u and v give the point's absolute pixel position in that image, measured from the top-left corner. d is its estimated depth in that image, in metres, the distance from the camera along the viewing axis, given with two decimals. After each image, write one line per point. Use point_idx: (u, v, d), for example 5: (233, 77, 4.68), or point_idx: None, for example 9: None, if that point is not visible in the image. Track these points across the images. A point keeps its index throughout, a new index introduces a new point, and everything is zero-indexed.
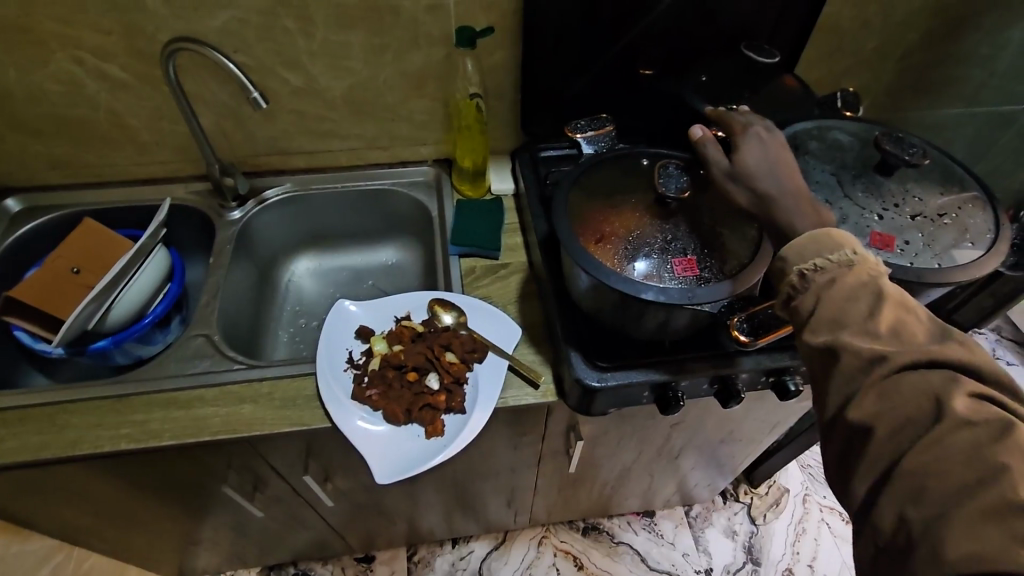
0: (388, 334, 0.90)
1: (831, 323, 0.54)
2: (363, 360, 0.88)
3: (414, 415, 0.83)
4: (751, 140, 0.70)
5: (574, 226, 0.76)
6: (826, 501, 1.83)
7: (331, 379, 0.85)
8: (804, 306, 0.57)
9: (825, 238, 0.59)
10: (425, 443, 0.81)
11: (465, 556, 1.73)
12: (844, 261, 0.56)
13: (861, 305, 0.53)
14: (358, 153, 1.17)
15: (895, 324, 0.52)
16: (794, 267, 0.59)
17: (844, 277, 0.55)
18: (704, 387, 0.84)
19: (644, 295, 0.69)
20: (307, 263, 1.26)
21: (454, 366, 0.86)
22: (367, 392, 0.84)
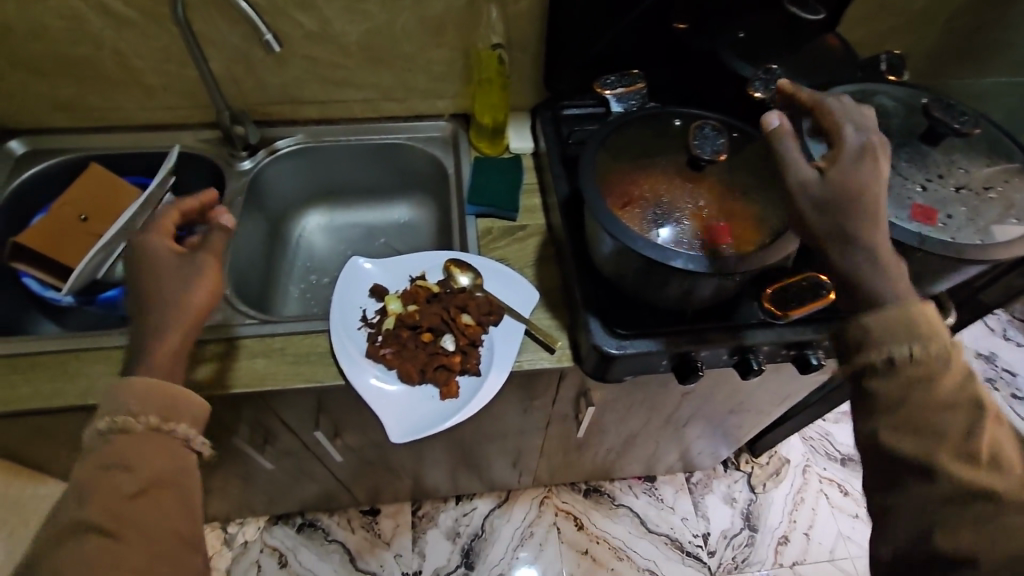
0: (403, 293, 0.88)
1: (928, 434, 0.54)
2: (378, 319, 0.87)
3: (428, 375, 0.82)
4: (847, 164, 0.60)
5: (602, 188, 0.73)
6: (826, 472, 1.85)
7: (345, 338, 0.84)
8: (892, 397, 0.56)
9: (921, 318, 0.56)
10: (440, 404, 0.81)
11: (468, 513, 1.76)
12: (936, 348, 0.55)
13: (958, 415, 0.54)
14: (372, 104, 1.13)
15: (993, 448, 0.53)
16: (885, 346, 0.56)
17: (937, 372, 0.55)
18: (724, 358, 0.83)
19: (673, 263, 0.66)
20: (318, 218, 1.23)
21: (470, 329, 0.84)
22: (382, 350, 0.83)
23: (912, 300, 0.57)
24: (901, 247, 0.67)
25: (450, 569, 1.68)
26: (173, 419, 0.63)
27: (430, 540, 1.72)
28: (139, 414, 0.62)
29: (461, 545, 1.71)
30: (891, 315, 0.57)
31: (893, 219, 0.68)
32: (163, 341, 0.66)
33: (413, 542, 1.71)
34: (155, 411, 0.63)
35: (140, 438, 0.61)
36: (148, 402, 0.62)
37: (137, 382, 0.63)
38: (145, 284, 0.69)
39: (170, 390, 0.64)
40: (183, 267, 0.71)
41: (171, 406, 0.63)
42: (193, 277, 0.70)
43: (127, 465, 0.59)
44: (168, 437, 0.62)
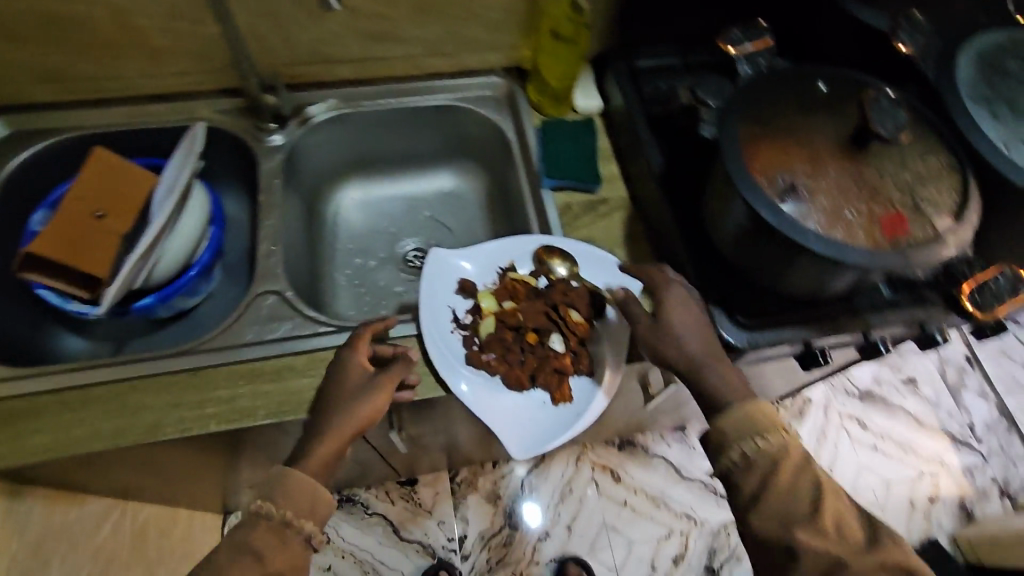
0: (497, 290, 0.81)
1: (782, 516, 0.65)
2: (472, 319, 0.80)
3: (540, 380, 0.77)
4: (651, 325, 0.71)
5: (749, 166, 0.62)
6: (846, 409, 1.66)
7: (440, 343, 0.76)
8: (749, 491, 0.66)
9: (750, 421, 0.67)
10: (555, 410, 0.76)
11: (507, 475, 1.56)
12: (771, 441, 0.66)
13: (803, 495, 0.65)
14: (415, 61, 0.98)
15: (838, 524, 0.64)
16: (740, 448, 0.66)
17: (773, 463, 0.66)
18: (849, 339, 0.77)
19: (848, 258, 0.58)
20: (353, 193, 1.09)
21: (580, 326, 0.78)
22: (484, 356, 0.77)
23: (739, 404, 0.68)
24: None
25: (495, 531, 1.50)
26: (307, 517, 0.65)
27: (473, 506, 1.52)
28: (281, 507, 0.64)
29: (503, 507, 1.53)
30: (728, 420, 0.68)
31: None
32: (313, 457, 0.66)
33: (455, 509, 1.52)
34: (294, 507, 0.64)
35: (274, 528, 0.64)
36: (292, 499, 0.64)
37: (289, 477, 0.65)
38: (327, 397, 0.69)
39: (315, 494, 0.65)
40: (359, 390, 0.69)
41: (308, 505, 0.65)
42: (360, 405, 0.67)
43: (257, 555, 0.62)
44: (296, 536, 0.64)
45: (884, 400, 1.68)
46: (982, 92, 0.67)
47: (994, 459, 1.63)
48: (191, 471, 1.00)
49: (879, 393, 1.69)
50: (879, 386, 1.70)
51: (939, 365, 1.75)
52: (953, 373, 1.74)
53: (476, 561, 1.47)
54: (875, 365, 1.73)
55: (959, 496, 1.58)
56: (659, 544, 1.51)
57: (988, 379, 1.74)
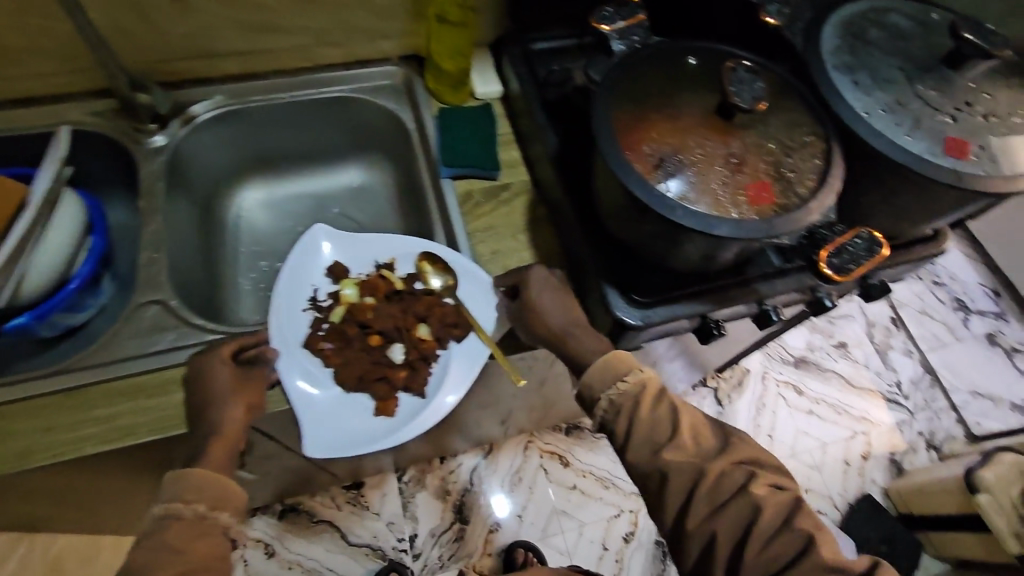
0: (361, 281, 0.84)
1: (648, 444, 0.67)
2: (329, 302, 0.84)
3: (367, 385, 0.79)
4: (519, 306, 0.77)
5: (616, 140, 0.62)
6: (783, 376, 1.72)
7: (283, 321, 0.79)
8: (619, 432, 0.68)
9: (609, 369, 0.70)
10: (372, 420, 0.78)
11: (455, 470, 1.55)
12: (629, 385, 0.69)
13: (662, 420, 0.67)
14: (302, 51, 0.95)
15: (693, 435, 0.67)
16: (604, 397, 0.69)
17: (634, 401, 0.68)
18: (743, 310, 0.78)
19: (714, 231, 0.58)
20: (255, 194, 1.05)
21: (424, 343, 0.81)
22: (322, 344, 0.80)
23: (600, 357, 0.71)
24: (933, 185, 0.63)
25: (445, 528, 1.48)
26: (223, 506, 0.62)
27: (422, 503, 1.50)
28: (190, 501, 0.61)
29: (453, 502, 1.51)
30: (592, 376, 0.70)
31: (927, 157, 0.63)
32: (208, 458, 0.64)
33: (403, 507, 1.49)
34: (207, 499, 0.61)
35: (190, 524, 0.60)
36: (201, 490, 0.61)
37: (191, 475, 0.62)
38: (197, 405, 0.68)
39: (222, 484, 0.63)
40: (226, 384, 0.69)
41: (220, 494, 0.62)
42: (230, 395, 0.68)
43: (175, 549, 0.58)
44: (216, 526, 0.61)
45: (817, 365, 1.75)
46: (845, 61, 0.68)
47: (920, 413, 1.71)
48: (99, 496, 0.94)
49: (812, 359, 1.75)
50: (812, 352, 1.76)
51: (866, 328, 1.82)
52: (879, 334, 1.82)
53: (428, 559, 1.45)
54: (808, 332, 1.79)
55: (890, 451, 1.65)
56: (610, 524, 1.53)
57: (912, 339, 1.82)
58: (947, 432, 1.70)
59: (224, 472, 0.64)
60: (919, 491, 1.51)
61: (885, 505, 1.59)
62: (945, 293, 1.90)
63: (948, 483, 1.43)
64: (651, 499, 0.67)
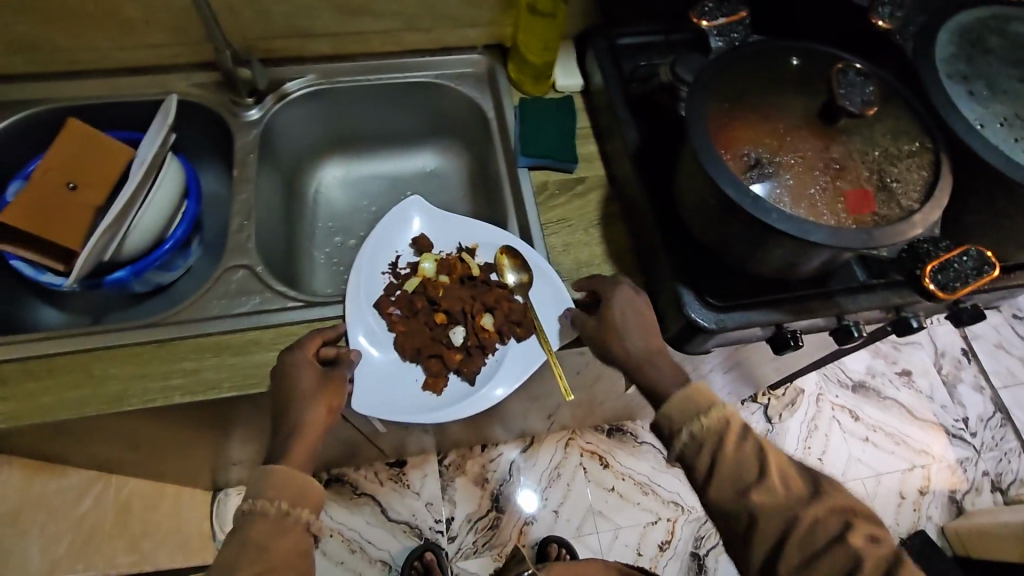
0: (441, 259, 0.88)
1: (733, 484, 0.65)
2: (407, 271, 0.88)
3: (422, 357, 0.82)
4: (599, 322, 0.76)
5: (712, 139, 0.61)
6: (838, 399, 1.65)
7: (363, 279, 0.84)
8: (700, 471, 0.66)
9: (692, 401, 0.68)
10: (419, 393, 0.81)
11: (495, 460, 1.56)
12: (712, 420, 0.67)
13: (749, 460, 0.65)
14: (392, 36, 0.97)
15: (783, 478, 0.64)
16: (687, 429, 0.67)
17: (719, 437, 0.66)
18: (822, 323, 0.76)
19: (812, 238, 0.56)
20: (334, 171, 1.09)
21: (486, 333, 0.83)
22: (392, 308, 0.83)
23: (681, 390, 0.69)
24: None
25: (481, 514, 1.50)
26: (301, 504, 0.65)
27: (460, 487, 1.52)
28: (274, 499, 0.63)
29: (490, 491, 1.53)
30: (671, 410, 0.69)
31: None
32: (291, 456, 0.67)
33: (442, 490, 1.52)
34: (287, 497, 0.64)
35: (274, 521, 0.63)
36: (284, 489, 0.64)
37: (276, 472, 0.64)
38: (280, 399, 0.69)
39: (302, 485, 0.65)
40: (316, 383, 0.70)
41: (300, 493, 0.65)
42: (317, 395, 0.69)
43: (261, 546, 0.61)
44: (296, 523, 0.64)
45: (877, 391, 1.67)
46: (958, 70, 0.65)
47: (987, 452, 1.61)
48: (171, 446, 1.00)
49: (872, 384, 1.67)
50: (873, 377, 1.69)
51: (934, 357, 1.73)
52: (949, 365, 1.72)
53: (462, 543, 1.47)
54: (870, 356, 1.72)
55: (949, 489, 1.56)
56: (646, 530, 1.51)
57: (985, 373, 1.72)
58: (1016, 475, 1.59)
59: (304, 470, 0.67)
60: (980, 534, 1.43)
61: (940, 544, 1.51)
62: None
63: (1015, 529, 1.35)
64: (734, 536, 0.65)
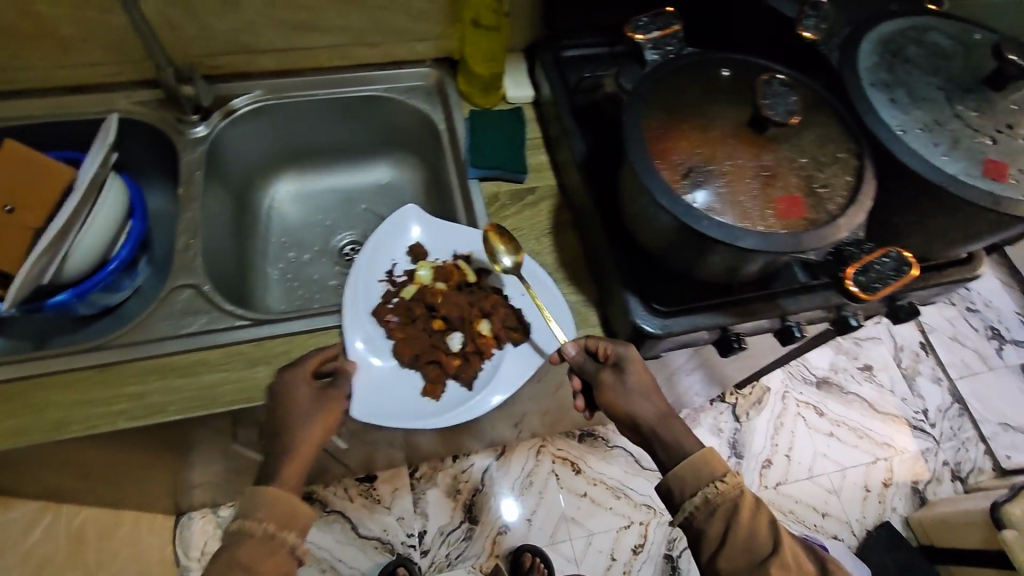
0: (438, 266, 0.80)
1: (745, 555, 0.65)
2: (404, 279, 0.80)
3: (420, 363, 0.76)
4: (616, 378, 0.72)
5: (648, 151, 0.63)
6: (803, 396, 1.69)
7: (358, 287, 0.77)
8: (713, 536, 0.67)
9: (704, 465, 0.68)
10: (417, 398, 0.74)
11: (466, 470, 1.56)
12: (726, 485, 0.67)
13: (763, 532, 0.66)
14: (341, 50, 0.97)
15: (797, 561, 0.66)
16: (703, 492, 0.67)
17: (731, 504, 0.67)
18: (766, 325, 0.78)
19: (743, 244, 0.58)
20: (287, 186, 1.09)
21: (484, 339, 0.76)
22: (388, 315, 0.77)
23: (698, 451, 0.69)
24: (967, 207, 0.62)
25: (455, 526, 1.49)
26: (288, 527, 0.63)
27: (432, 501, 1.51)
28: (262, 519, 0.62)
29: (463, 502, 1.52)
30: (683, 471, 0.69)
31: (963, 178, 0.61)
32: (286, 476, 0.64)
33: (414, 503, 1.51)
34: (275, 519, 0.62)
35: (259, 543, 0.61)
36: (272, 511, 0.62)
37: (263, 495, 0.63)
38: (273, 421, 0.66)
39: (289, 509, 0.63)
40: (314, 400, 0.67)
41: (288, 515, 0.63)
42: (316, 413, 0.67)
43: (246, 568, 0.59)
44: (282, 547, 0.62)
45: (840, 386, 1.71)
46: (881, 78, 0.67)
47: (946, 443, 1.66)
48: (126, 471, 0.97)
49: (835, 380, 1.71)
50: (836, 374, 1.73)
51: (894, 352, 1.78)
52: (908, 359, 1.78)
53: (436, 557, 1.46)
54: (833, 353, 1.76)
55: (912, 479, 1.61)
56: (619, 535, 1.52)
57: (942, 365, 1.78)
58: (973, 464, 1.64)
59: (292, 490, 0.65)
60: (942, 523, 1.46)
61: (906, 535, 1.54)
62: (977, 321, 1.85)
63: (973, 516, 1.39)
64: None
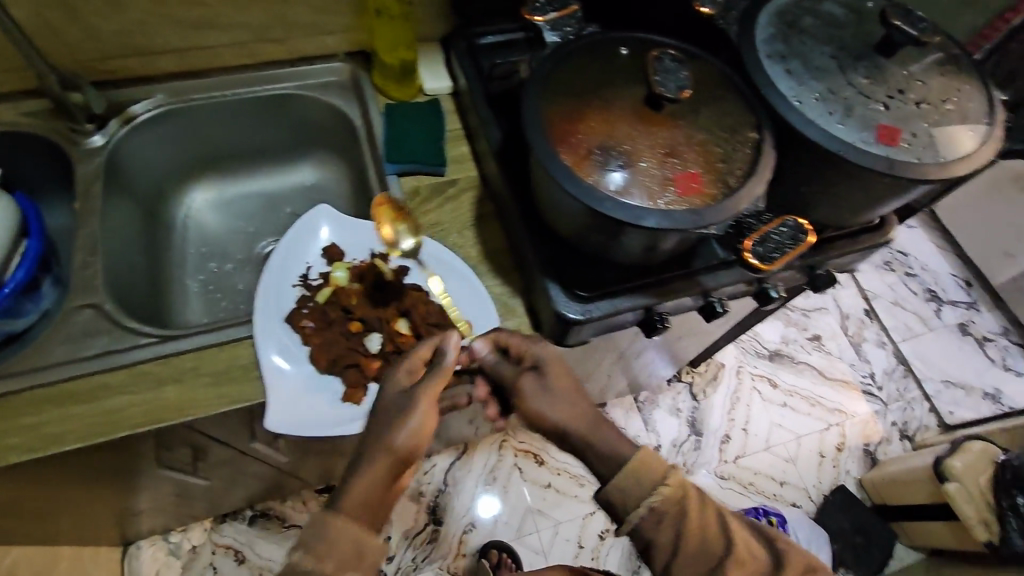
0: (354, 266, 0.79)
1: (699, 557, 0.63)
2: (319, 281, 0.78)
3: (338, 369, 0.73)
4: (537, 381, 0.70)
5: (550, 136, 0.62)
6: (757, 369, 1.72)
7: (271, 294, 0.75)
8: (663, 543, 0.63)
9: (643, 473, 0.64)
10: (338, 406, 0.72)
11: (428, 471, 1.51)
12: (668, 490, 0.63)
13: (710, 528, 0.63)
14: (244, 48, 0.93)
15: (747, 547, 0.64)
16: (645, 504, 0.63)
17: (677, 510, 0.63)
18: (690, 303, 0.78)
19: (645, 223, 0.57)
20: (204, 195, 1.04)
21: (404, 338, 0.76)
22: (303, 320, 0.74)
23: (634, 455, 0.64)
24: (863, 172, 0.63)
25: (419, 529, 1.46)
26: (351, 568, 0.58)
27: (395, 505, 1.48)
28: (325, 556, 0.57)
29: (426, 504, 1.48)
30: (622, 481, 0.64)
31: (858, 144, 0.62)
32: (352, 497, 0.60)
33: None
34: (337, 556, 0.58)
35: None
36: (336, 541, 0.58)
37: (337, 522, 0.58)
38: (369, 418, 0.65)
39: (360, 543, 0.58)
40: (410, 393, 0.65)
41: (359, 547, 0.58)
42: (417, 404, 0.64)
43: None
44: None
45: (791, 357, 1.75)
46: (778, 50, 0.68)
47: (893, 404, 1.72)
48: (49, 505, 0.92)
49: (786, 352, 1.75)
50: (787, 345, 1.77)
51: (840, 321, 1.83)
52: (854, 326, 1.83)
53: (401, 560, 1.43)
54: (783, 326, 1.80)
55: (864, 442, 1.65)
56: (585, 521, 1.51)
57: (885, 330, 1.83)
58: (920, 421, 1.70)
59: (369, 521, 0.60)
60: (891, 481, 1.50)
61: (860, 497, 1.59)
62: (917, 285, 1.91)
63: (916, 472, 1.43)
64: None
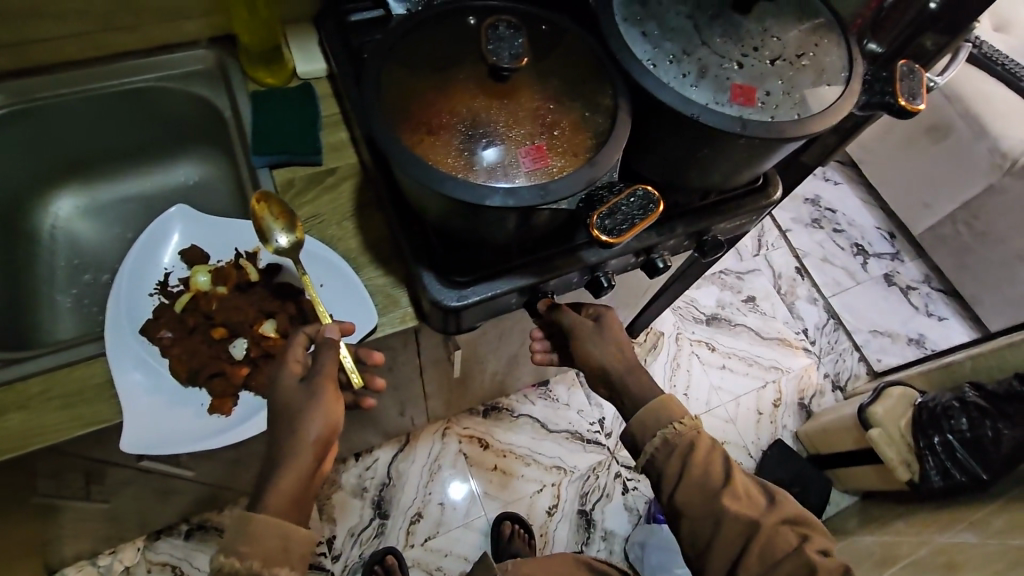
0: (216, 268, 0.76)
1: (700, 490, 0.68)
2: (179, 288, 0.76)
3: (201, 380, 0.69)
4: (590, 325, 0.77)
5: (392, 119, 0.59)
6: (695, 335, 1.74)
7: (122, 305, 0.71)
8: (671, 473, 0.69)
9: (664, 410, 0.71)
10: (203, 419, 0.68)
11: (372, 466, 1.45)
12: (681, 426, 0.70)
13: (713, 468, 0.69)
14: (91, 39, 0.85)
15: (746, 491, 0.69)
16: (659, 434, 0.70)
17: (687, 445, 0.70)
18: (576, 279, 0.77)
19: (489, 203, 0.55)
20: (72, 201, 0.99)
21: (270, 340, 0.71)
22: (161, 332, 0.70)
23: (653, 399, 0.72)
24: (722, 135, 0.61)
25: (365, 524, 1.40)
26: (278, 563, 0.58)
27: (338, 504, 1.40)
28: (245, 556, 0.57)
29: (371, 499, 1.42)
30: (643, 417, 0.71)
31: (712, 106, 0.61)
32: (275, 491, 0.59)
33: (319, 510, 1.39)
34: (261, 554, 0.57)
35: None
36: (257, 544, 0.57)
37: (257, 522, 0.57)
38: (275, 416, 0.63)
39: (286, 537, 0.58)
40: (309, 390, 0.63)
41: (283, 544, 0.58)
42: (321, 400, 0.62)
43: None
44: None
45: (727, 320, 1.77)
46: (634, 13, 0.65)
47: (826, 357, 1.75)
48: None
49: (722, 316, 1.78)
50: (723, 309, 1.79)
51: (773, 280, 1.86)
52: (786, 284, 1.86)
53: (348, 559, 1.36)
54: (718, 290, 1.82)
55: (799, 396, 1.69)
56: (533, 499, 1.45)
57: (816, 286, 1.87)
58: (851, 371, 1.75)
59: (291, 516, 0.60)
60: (823, 431, 1.53)
61: (796, 449, 1.63)
62: (843, 240, 1.95)
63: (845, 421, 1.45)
64: (693, 544, 0.69)
